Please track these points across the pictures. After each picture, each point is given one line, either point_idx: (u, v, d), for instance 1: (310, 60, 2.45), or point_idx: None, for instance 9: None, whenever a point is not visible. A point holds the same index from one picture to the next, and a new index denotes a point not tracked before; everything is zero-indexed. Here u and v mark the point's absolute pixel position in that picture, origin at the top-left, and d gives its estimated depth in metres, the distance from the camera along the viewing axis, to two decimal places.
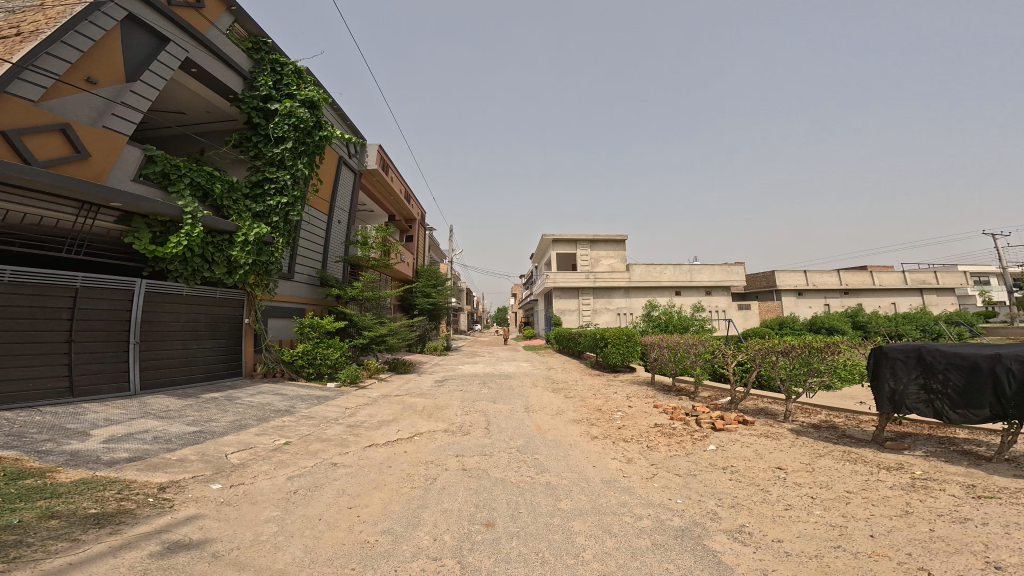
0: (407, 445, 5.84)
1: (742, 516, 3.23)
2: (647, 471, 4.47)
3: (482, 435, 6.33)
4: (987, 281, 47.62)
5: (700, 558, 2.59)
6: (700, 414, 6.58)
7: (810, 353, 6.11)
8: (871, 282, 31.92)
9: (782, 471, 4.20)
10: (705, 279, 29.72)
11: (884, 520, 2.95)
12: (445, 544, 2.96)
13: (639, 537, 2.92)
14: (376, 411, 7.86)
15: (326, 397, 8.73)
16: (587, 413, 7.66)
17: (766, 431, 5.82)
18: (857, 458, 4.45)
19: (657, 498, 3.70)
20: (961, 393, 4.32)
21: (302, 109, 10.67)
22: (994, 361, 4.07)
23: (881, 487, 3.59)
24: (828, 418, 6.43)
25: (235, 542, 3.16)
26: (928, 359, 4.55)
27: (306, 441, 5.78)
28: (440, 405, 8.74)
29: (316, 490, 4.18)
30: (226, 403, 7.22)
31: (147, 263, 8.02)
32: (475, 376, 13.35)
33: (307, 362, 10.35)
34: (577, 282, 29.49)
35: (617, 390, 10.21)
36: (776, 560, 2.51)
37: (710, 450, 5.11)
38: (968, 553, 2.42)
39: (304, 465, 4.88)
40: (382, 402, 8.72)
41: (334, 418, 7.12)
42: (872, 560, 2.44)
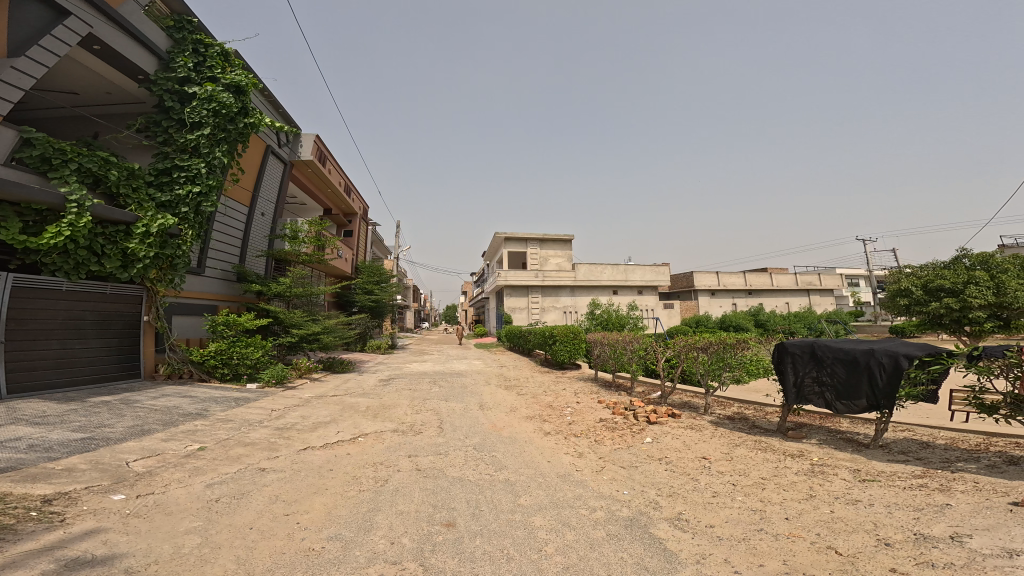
0: (350, 446, 5.65)
1: (679, 504, 3.66)
2: (596, 464, 4.84)
3: (435, 434, 6.32)
4: (856, 283, 56.74)
5: (648, 546, 2.92)
6: (638, 409, 7.20)
7: (725, 350, 6.95)
8: (769, 283, 36.27)
9: (707, 461, 4.80)
10: (638, 279, 31.84)
11: (795, 503, 3.54)
12: (405, 547, 2.99)
13: (595, 528, 3.20)
14: (311, 412, 7.47)
15: (246, 399, 8.02)
16: (539, 410, 7.99)
17: (691, 423, 6.57)
18: (768, 447, 5.22)
19: (606, 490, 4.05)
20: (845, 385, 5.13)
21: (226, 94, 9.38)
22: (870, 356, 4.89)
23: (788, 473, 4.27)
24: (740, 410, 7.39)
25: (151, 556, 2.88)
26: (819, 354, 5.36)
27: (224, 446, 5.31)
28: (387, 405, 8.53)
29: (243, 498, 3.91)
30: (122, 407, 6.33)
31: (15, 254, 6.80)
32: (422, 375, 13.11)
33: (222, 362, 9.34)
34: (527, 280, 30.03)
35: (567, 386, 10.75)
36: (712, 545, 2.91)
37: (647, 442, 5.65)
38: (863, 532, 2.95)
39: (227, 472, 4.52)
40: (315, 403, 8.24)
41: (258, 421, 6.61)
42: (789, 541, 2.91)
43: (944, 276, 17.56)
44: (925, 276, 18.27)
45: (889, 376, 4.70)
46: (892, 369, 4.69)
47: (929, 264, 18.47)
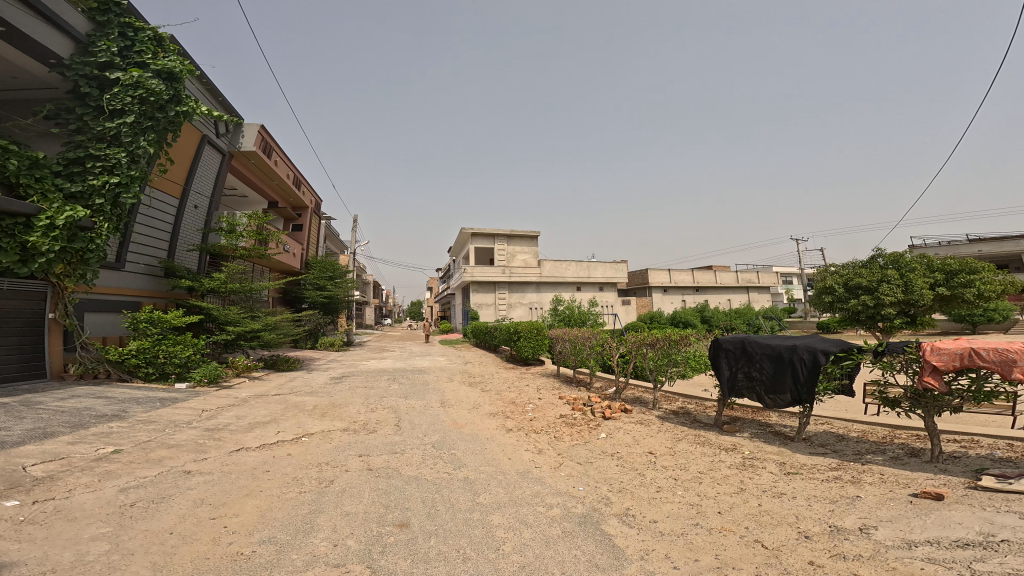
0: (291, 446, 5.43)
1: (627, 500, 3.83)
2: (554, 461, 4.95)
3: (391, 433, 6.20)
4: (790, 281, 61.38)
5: (600, 542, 3.04)
6: (595, 404, 7.44)
7: (670, 346, 7.27)
8: (715, 280, 38.40)
9: (653, 456, 5.04)
10: (601, 276, 32.65)
11: (728, 497, 3.81)
12: (349, 548, 2.92)
13: (551, 526, 3.28)
14: (247, 412, 7.09)
15: (173, 399, 7.47)
16: (502, 406, 8.03)
17: (641, 418, 6.87)
18: (707, 441, 5.55)
19: (563, 487, 4.15)
20: (772, 380, 5.53)
21: (155, 80, 8.50)
22: (792, 352, 5.30)
23: (723, 467, 4.57)
24: (684, 405, 7.82)
25: (48, 565, 2.64)
26: (749, 350, 5.75)
27: (144, 448, 4.92)
28: (336, 403, 8.25)
29: (163, 503, 3.65)
30: (23, 409, 5.71)
31: None
32: (380, 373, 12.75)
33: (145, 361, 8.62)
34: (494, 276, 30.05)
35: (531, 382, 10.89)
36: (655, 540, 3.07)
37: (603, 437, 5.84)
38: (786, 525, 3.22)
39: (145, 475, 4.19)
40: (254, 403, 7.82)
41: (185, 422, 6.18)
42: (722, 535, 3.13)
43: (861, 275, 19.41)
44: (846, 274, 20.13)
45: (809, 371, 5.13)
46: (812, 364, 5.12)
47: (849, 264, 20.37)
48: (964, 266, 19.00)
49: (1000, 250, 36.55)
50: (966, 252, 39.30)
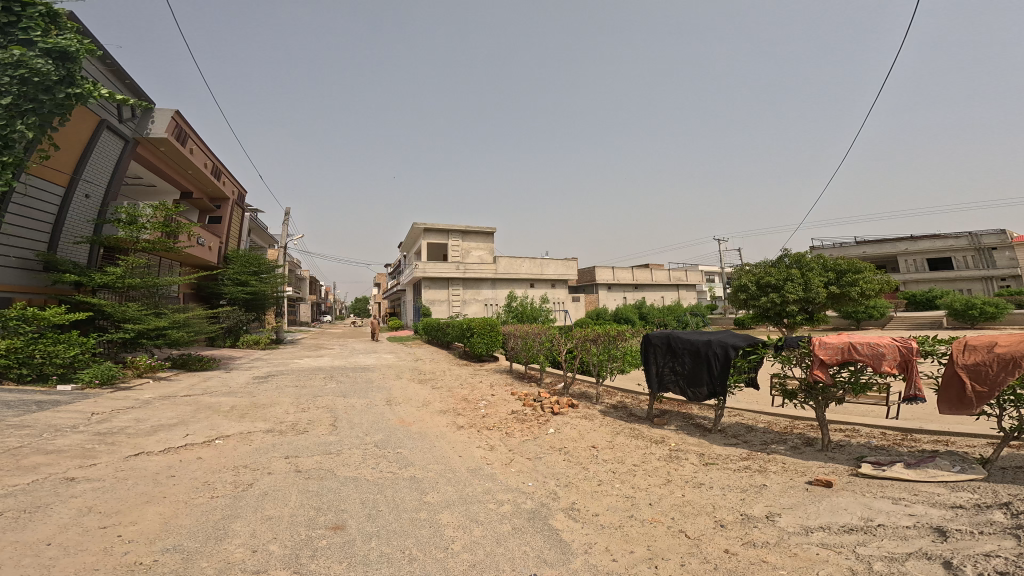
0: (201, 450, 4.99)
1: (573, 494, 4.04)
2: (505, 457, 5.08)
3: (326, 433, 5.94)
4: (713, 279, 66.83)
5: (547, 538, 3.18)
6: (545, 399, 7.66)
7: (609, 342, 7.75)
8: (652, 279, 40.69)
9: (595, 450, 5.34)
10: (553, 273, 33.22)
11: (658, 489, 4.15)
12: (273, 554, 2.80)
13: (501, 522, 3.39)
14: (150, 415, 6.39)
15: (55, 402, 6.53)
16: (453, 403, 8.04)
17: (586, 412, 7.22)
18: (639, 434, 5.98)
19: (514, 483, 4.28)
20: (694, 374, 6.03)
21: (40, 60, 7.58)
22: (708, 347, 5.83)
23: (653, 459, 4.97)
24: (622, 399, 8.33)
25: None
26: (674, 345, 6.26)
27: (15, 455, 4.26)
28: (258, 403, 7.70)
29: (38, 512, 3.21)
30: None
31: None
32: (317, 371, 12.08)
33: (18, 361, 7.41)
34: (448, 272, 29.59)
35: (482, 378, 10.97)
36: (597, 534, 3.28)
37: (551, 432, 6.08)
38: (706, 515, 3.58)
39: (15, 484, 3.65)
40: (158, 405, 7.06)
41: (71, 426, 5.44)
42: (653, 526, 3.42)
43: (771, 274, 21.80)
44: (758, 273, 22.52)
45: (721, 365, 5.71)
46: (724, 358, 5.69)
47: (761, 263, 22.82)
48: (851, 266, 21.48)
49: (880, 251, 42.67)
50: (855, 255, 45.43)
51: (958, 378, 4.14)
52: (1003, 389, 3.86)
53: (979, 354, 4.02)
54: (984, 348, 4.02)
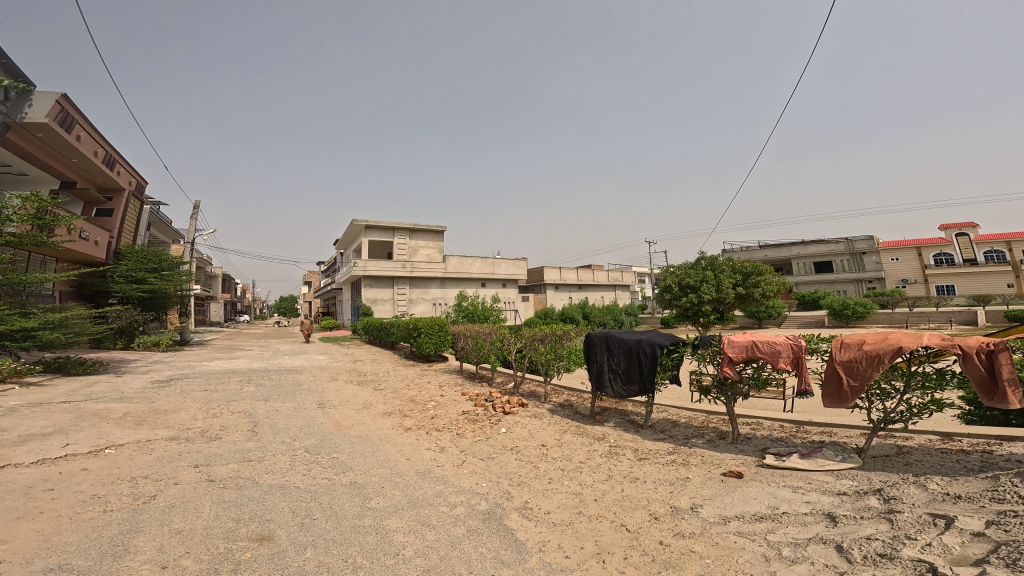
0: (87, 460, 4.85)
1: (525, 493, 4.37)
2: (457, 458, 5.41)
3: (244, 439, 6.12)
4: (644, 280, 71.70)
5: (503, 538, 3.45)
6: (495, 400, 8.09)
7: (555, 341, 8.16)
8: (596, 279, 42.65)
9: (545, 448, 5.74)
10: (503, 273, 34.66)
11: (602, 485, 4.53)
12: (186, 569, 2.98)
13: (456, 525, 3.65)
14: (26, 422, 5.92)
15: None
16: (399, 405, 8.37)
17: (536, 411, 7.66)
18: (583, 431, 6.45)
19: (468, 485, 4.57)
20: (626, 372, 6.52)
21: None
22: (638, 345, 6.32)
23: (595, 455, 5.39)
24: (568, 397, 8.76)
25: None
26: (609, 343, 6.70)
27: None
28: (159, 408, 7.44)
29: None
30: None
31: None
32: (230, 375, 11.32)
33: None
34: (391, 271, 29.79)
35: (430, 380, 11.08)
36: (551, 532, 3.57)
37: (502, 432, 6.48)
38: (644, 508, 4.00)
39: None
40: (29, 412, 6.44)
41: None
42: (598, 521, 3.77)
43: (689, 275, 24.22)
44: (680, 273, 24.76)
45: (648, 362, 6.25)
46: (652, 356, 6.21)
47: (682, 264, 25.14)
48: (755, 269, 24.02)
49: (779, 255, 48.41)
50: (761, 258, 51.08)
51: (836, 371, 4.96)
52: (870, 382, 4.70)
53: (853, 351, 4.83)
54: (856, 346, 4.84)
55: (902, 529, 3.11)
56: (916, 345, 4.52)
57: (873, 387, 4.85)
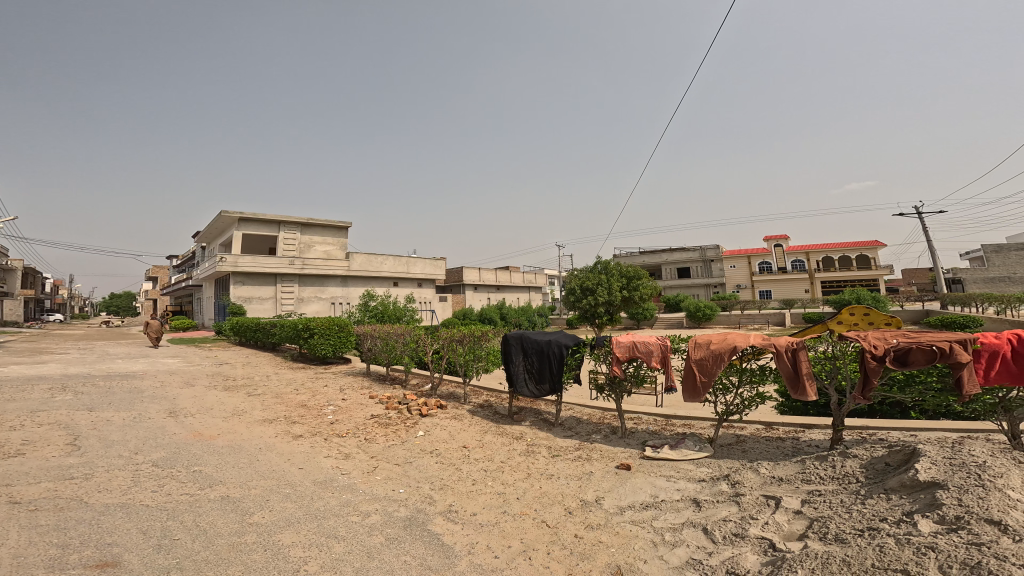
0: None
1: (449, 496, 4.60)
2: (369, 465, 5.41)
3: (61, 454, 5.12)
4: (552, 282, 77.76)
5: (429, 544, 3.64)
6: (410, 403, 8.13)
7: (475, 342, 8.44)
8: (512, 279, 44.00)
9: (466, 450, 6.02)
10: (420, 272, 34.17)
11: (525, 484, 4.92)
12: None
13: (372, 535, 3.72)
14: None
15: None
16: (288, 411, 7.96)
17: (454, 413, 7.89)
18: (503, 431, 6.83)
19: (382, 492, 4.66)
20: (538, 373, 6.92)
21: None
22: (550, 347, 6.77)
23: (515, 455, 5.79)
24: (488, 398, 9.10)
25: None
26: (524, 343, 7.06)
27: None
28: None
29: None
30: None
31: None
32: (33, 382, 9.08)
33: None
34: (277, 267, 27.38)
35: (329, 384, 10.50)
36: (476, 533, 3.86)
37: (420, 435, 6.60)
38: (561, 503, 4.47)
39: None
40: None
41: None
42: (523, 519, 4.14)
43: (589, 277, 29.45)
44: (583, 278, 29.76)
45: (558, 361, 6.73)
46: (560, 356, 6.71)
47: (584, 270, 30.13)
48: (636, 272, 29.59)
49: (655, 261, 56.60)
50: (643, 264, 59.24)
51: (691, 368, 5.93)
52: (715, 377, 5.76)
53: (703, 351, 5.85)
54: (705, 346, 5.88)
55: (746, 510, 4.01)
56: (745, 344, 5.69)
57: (718, 383, 5.97)
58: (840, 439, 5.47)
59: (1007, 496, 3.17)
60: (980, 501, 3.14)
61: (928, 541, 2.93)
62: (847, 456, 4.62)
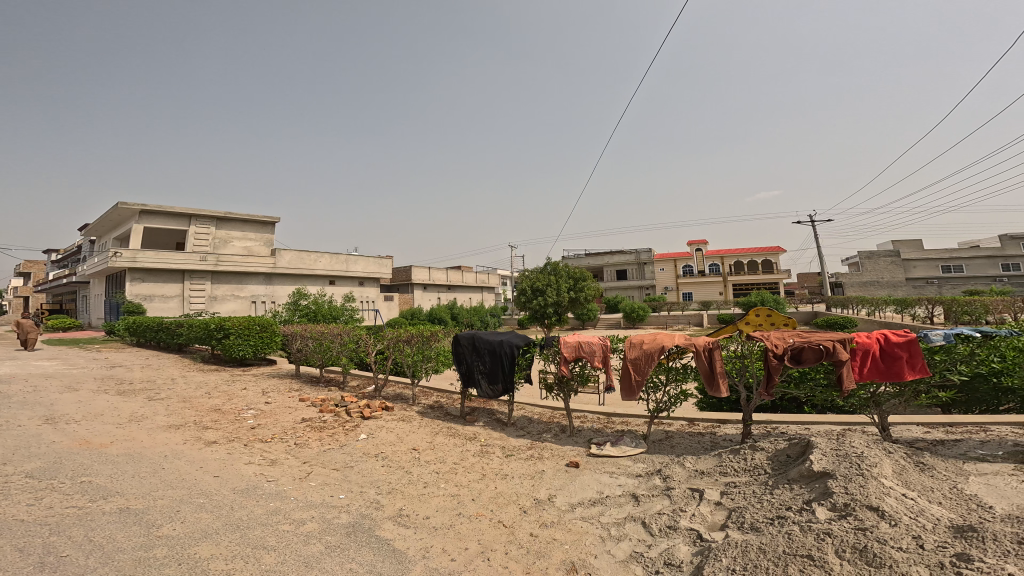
0: None
1: (398, 500, 4.49)
2: (302, 471, 5.12)
3: None
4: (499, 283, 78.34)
5: (377, 550, 3.53)
6: (350, 405, 7.79)
7: (424, 342, 8.27)
8: (463, 279, 43.57)
9: (416, 452, 5.90)
10: (360, 271, 32.85)
11: (478, 485, 4.93)
12: None
13: (311, 543, 3.54)
14: None
15: None
16: (200, 416, 7.29)
17: (401, 414, 7.67)
18: (456, 432, 6.77)
19: (319, 498, 4.43)
20: (490, 373, 6.96)
21: None
22: (501, 347, 6.82)
23: (469, 456, 5.77)
24: (438, 399, 8.98)
25: None
26: (477, 344, 7.09)
27: None
28: None
29: None
30: None
31: None
32: None
33: None
34: (188, 263, 24.97)
35: (250, 387, 9.72)
36: (429, 537, 3.81)
37: (362, 438, 6.35)
38: (514, 502, 4.53)
39: None
40: None
41: None
42: (478, 520, 4.14)
43: (541, 278, 29.96)
44: (534, 278, 30.20)
45: (509, 361, 6.78)
46: (510, 356, 6.77)
47: (535, 271, 30.67)
48: (583, 273, 30.62)
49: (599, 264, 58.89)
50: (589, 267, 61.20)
51: (626, 368, 6.26)
52: (647, 375, 6.13)
53: (637, 351, 6.20)
54: (638, 346, 6.24)
55: (677, 503, 4.31)
56: (670, 344, 6.12)
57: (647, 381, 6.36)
58: (750, 434, 6.03)
59: (881, 484, 3.67)
60: (861, 490, 3.62)
61: (826, 527, 3.35)
62: (755, 448, 5.13)
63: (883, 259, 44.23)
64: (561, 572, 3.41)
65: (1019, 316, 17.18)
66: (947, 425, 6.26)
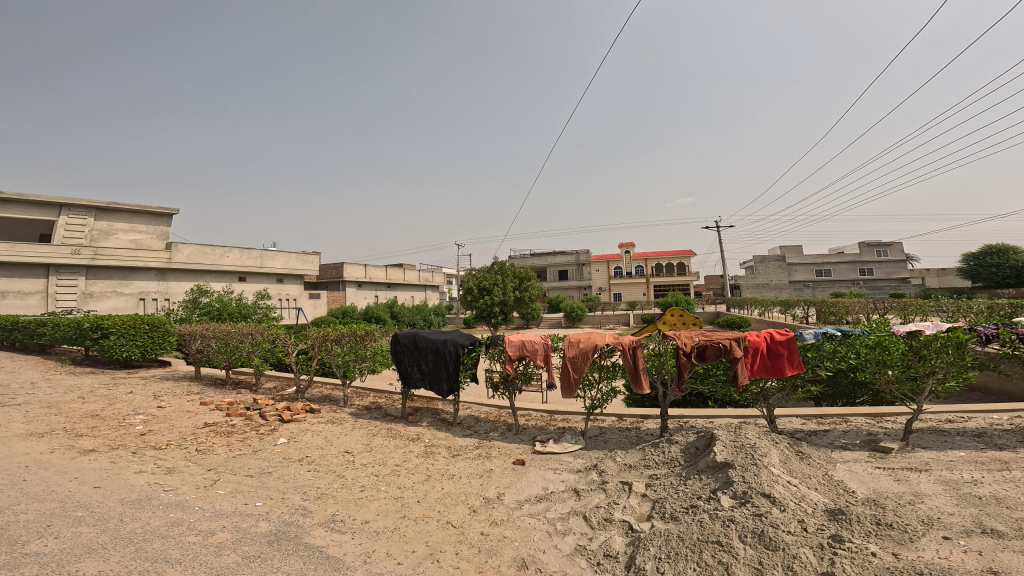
0: None
1: (330, 505, 4.17)
2: (207, 479, 4.60)
3: None
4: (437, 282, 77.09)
5: (309, 558, 3.25)
6: (266, 408, 7.18)
7: (356, 342, 7.82)
8: (402, 277, 42.22)
9: (349, 455, 5.54)
10: (279, 266, 30.53)
11: (422, 486, 4.73)
12: None
13: (223, 555, 3.16)
14: None
15: None
16: (73, 423, 6.31)
17: (329, 417, 7.19)
18: (396, 433, 6.48)
19: (229, 507, 4.00)
20: (433, 374, 6.76)
21: None
22: (444, 347, 6.64)
23: (413, 457, 5.55)
24: (374, 399, 8.57)
25: None
26: (419, 344, 6.86)
27: None
28: None
29: None
30: None
31: None
32: None
33: None
34: (58, 258, 22.03)
35: (138, 391, 8.59)
36: (370, 541, 3.57)
37: (280, 443, 5.86)
38: (462, 502, 4.40)
39: None
40: None
41: None
42: (425, 522, 3.97)
43: (486, 277, 29.82)
44: (479, 277, 29.96)
45: (452, 362, 6.62)
46: (455, 356, 6.60)
47: (479, 270, 30.48)
48: (525, 272, 30.92)
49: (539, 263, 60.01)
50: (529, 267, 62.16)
51: (565, 367, 6.37)
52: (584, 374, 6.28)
53: (574, 350, 6.34)
54: (575, 346, 6.38)
55: (611, 496, 4.43)
56: (603, 342, 6.32)
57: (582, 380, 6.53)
58: (667, 428, 6.41)
59: (771, 473, 4.02)
60: (755, 478, 3.93)
61: (729, 514, 3.61)
62: (670, 441, 5.41)
63: (773, 262, 49.42)
64: (513, 569, 3.35)
65: (868, 315, 19.82)
66: (817, 417, 7.04)
